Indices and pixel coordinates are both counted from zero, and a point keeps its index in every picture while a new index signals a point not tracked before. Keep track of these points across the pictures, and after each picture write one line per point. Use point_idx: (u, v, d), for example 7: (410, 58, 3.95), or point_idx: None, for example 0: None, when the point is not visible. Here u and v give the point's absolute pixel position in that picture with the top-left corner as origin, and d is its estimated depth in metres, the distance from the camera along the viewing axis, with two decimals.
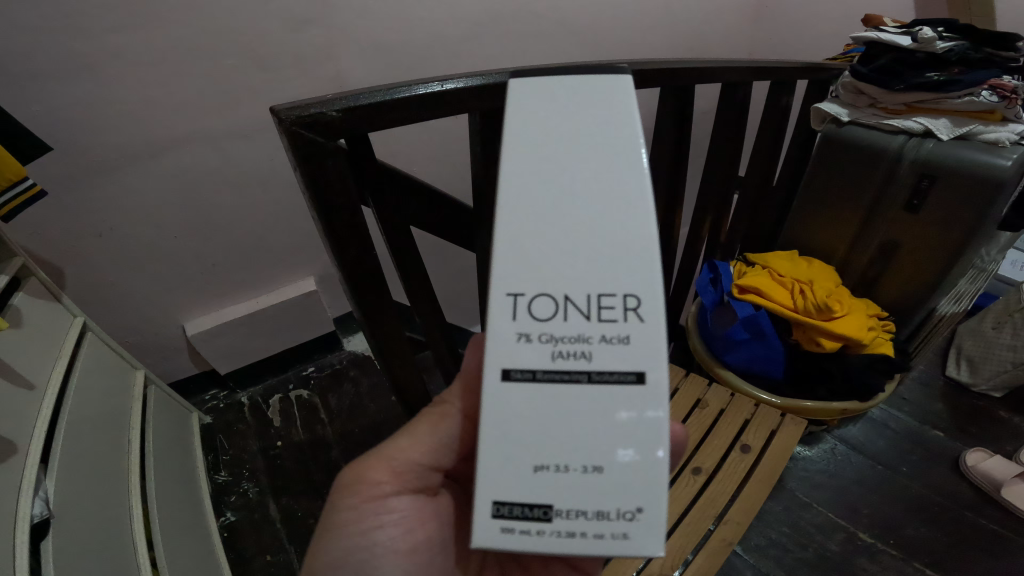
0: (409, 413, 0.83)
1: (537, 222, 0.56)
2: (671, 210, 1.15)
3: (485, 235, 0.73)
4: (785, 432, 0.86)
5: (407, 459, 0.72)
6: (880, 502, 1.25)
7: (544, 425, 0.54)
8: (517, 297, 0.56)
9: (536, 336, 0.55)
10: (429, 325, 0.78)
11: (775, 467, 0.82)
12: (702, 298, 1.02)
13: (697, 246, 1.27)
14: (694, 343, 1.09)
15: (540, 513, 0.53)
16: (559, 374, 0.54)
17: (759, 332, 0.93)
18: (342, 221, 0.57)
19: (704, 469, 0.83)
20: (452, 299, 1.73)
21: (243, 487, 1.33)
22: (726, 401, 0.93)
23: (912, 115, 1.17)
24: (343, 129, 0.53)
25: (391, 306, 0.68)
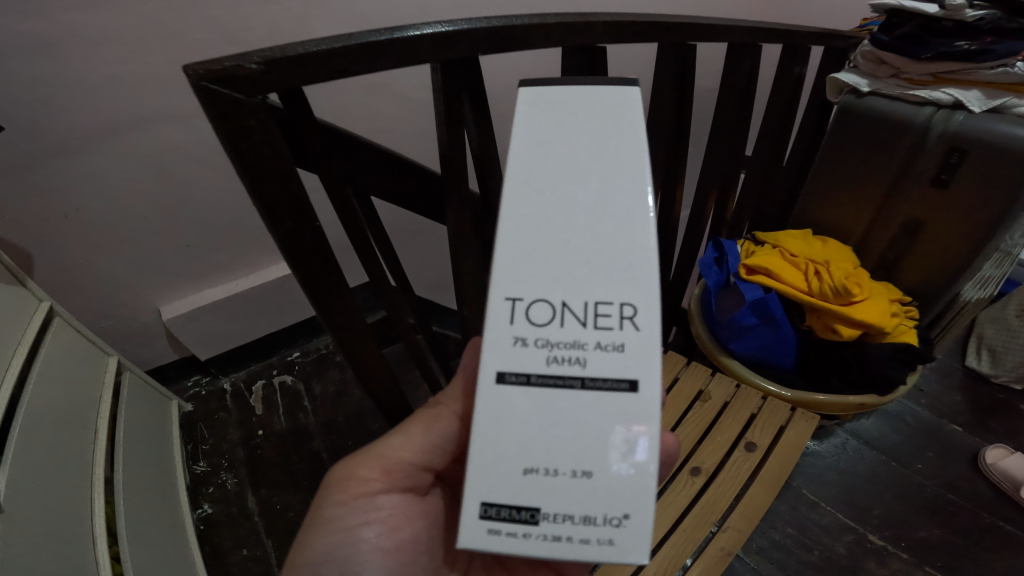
0: (381, 407, 0.75)
1: (538, 225, 0.52)
2: (674, 186, 1.04)
3: (455, 207, 0.63)
4: (796, 429, 0.77)
5: (399, 457, 0.66)
6: (891, 502, 1.17)
7: (537, 427, 0.49)
8: (515, 299, 0.51)
9: (533, 341, 0.51)
10: (395, 310, 0.70)
11: (782, 469, 0.74)
12: (706, 280, 0.92)
13: (702, 226, 1.16)
14: (699, 329, 0.98)
15: (523, 515, 0.48)
16: (555, 380, 0.49)
17: (770, 318, 0.84)
18: (278, 192, 0.49)
19: (704, 469, 0.75)
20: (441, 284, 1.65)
21: (222, 479, 1.28)
22: (732, 393, 0.84)
23: (939, 87, 1.05)
24: (268, 85, 0.44)
25: (346, 291, 0.59)
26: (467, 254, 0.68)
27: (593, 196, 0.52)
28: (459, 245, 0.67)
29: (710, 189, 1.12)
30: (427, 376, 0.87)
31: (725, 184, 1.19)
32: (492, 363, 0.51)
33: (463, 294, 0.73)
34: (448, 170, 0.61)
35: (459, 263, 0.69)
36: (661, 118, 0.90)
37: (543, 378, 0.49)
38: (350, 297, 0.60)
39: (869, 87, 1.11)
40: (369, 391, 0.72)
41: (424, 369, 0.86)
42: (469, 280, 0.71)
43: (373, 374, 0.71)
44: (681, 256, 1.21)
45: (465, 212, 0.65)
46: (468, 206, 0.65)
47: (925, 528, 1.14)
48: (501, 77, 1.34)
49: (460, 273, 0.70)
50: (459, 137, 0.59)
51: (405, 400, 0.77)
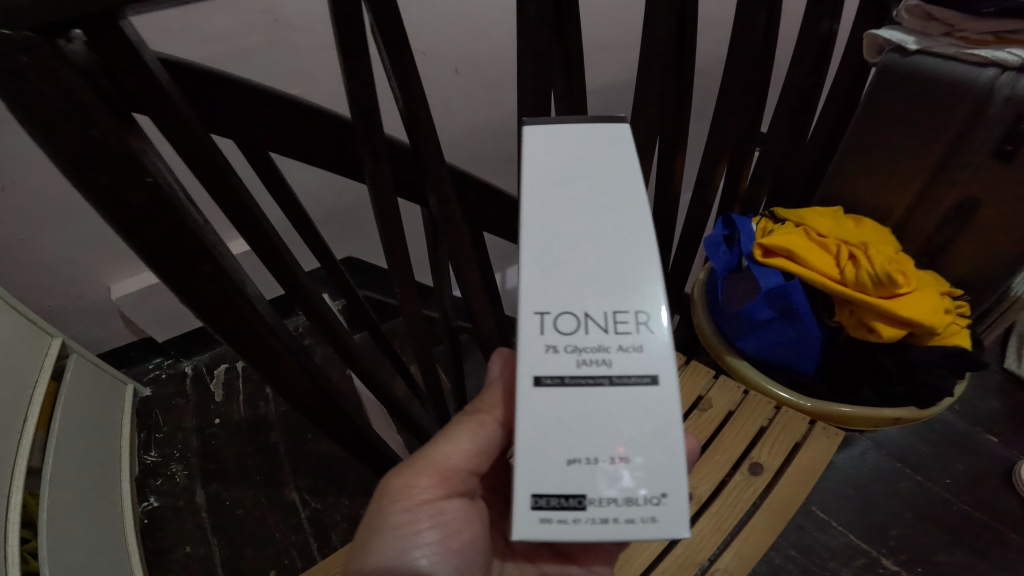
0: (291, 399, 0.63)
1: (568, 220, 0.44)
2: (672, 156, 0.87)
3: (366, 159, 0.49)
4: (813, 450, 0.61)
5: (457, 459, 0.56)
6: (913, 523, 0.96)
7: (582, 419, 0.41)
8: (546, 308, 0.42)
9: (566, 351, 0.42)
10: (289, 276, 0.58)
11: (791, 501, 0.58)
12: (711, 263, 0.76)
13: (708, 203, 0.99)
14: (700, 320, 0.81)
15: (570, 503, 0.40)
16: (586, 380, 0.41)
17: (791, 311, 0.68)
18: (88, 146, 0.37)
19: (695, 496, 0.60)
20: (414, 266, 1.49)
21: (171, 470, 1.20)
22: (737, 401, 0.66)
23: (1007, 45, 0.82)
24: (44, 16, 0.32)
25: (213, 269, 0.46)
26: (395, 224, 0.53)
27: (623, 181, 0.44)
28: (382, 212, 0.52)
29: (722, 158, 0.93)
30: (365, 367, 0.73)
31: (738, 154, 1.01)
32: (532, 371, 0.41)
33: (393, 275, 0.58)
34: (353, 110, 0.45)
35: (385, 234, 0.54)
36: (659, 67, 0.72)
37: (576, 382, 0.41)
38: (213, 282, 0.47)
39: (918, 45, 0.89)
40: (275, 385, 0.60)
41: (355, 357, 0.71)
42: (403, 256, 0.56)
43: (282, 366, 0.58)
44: (683, 236, 1.04)
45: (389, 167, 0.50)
46: (388, 160, 0.50)
47: (982, 563, 0.93)
48: (485, 34, 1.15)
49: (387, 247, 0.55)
50: (368, 71, 0.43)
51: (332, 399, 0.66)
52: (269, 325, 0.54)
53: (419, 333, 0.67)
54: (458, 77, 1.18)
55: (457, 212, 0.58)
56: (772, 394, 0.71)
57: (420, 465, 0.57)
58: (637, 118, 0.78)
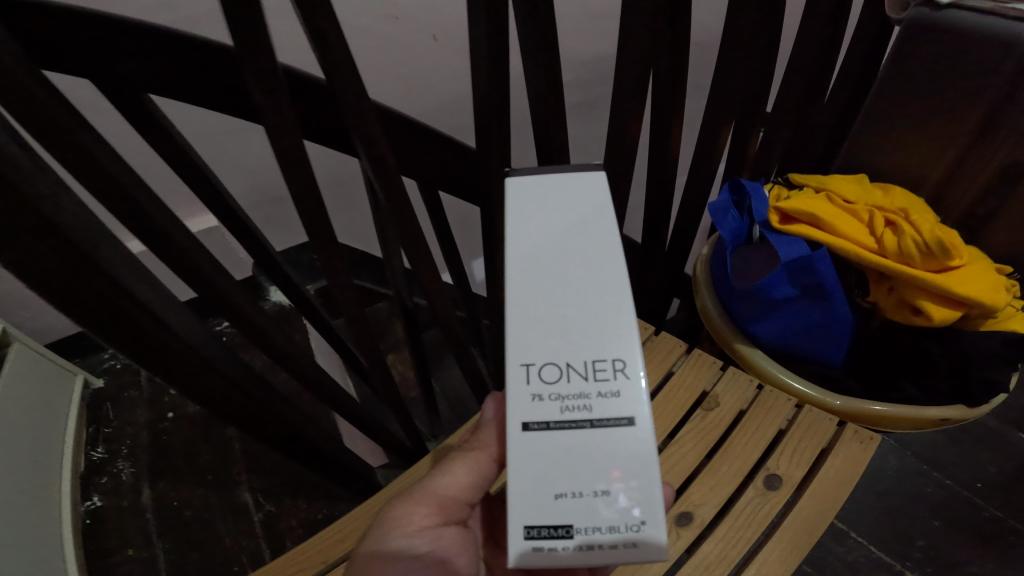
0: (170, 381, 0.50)
1: (559, 253, 0.38)
2: (669, 114, 0.74)
3: (248, 82, 0.36)
4: (843, 460, 0.48)
5: (455, 488, 0.45)
6: (955, 540, 0.79)
7: (574, 451, 0.34)
8: (530, 352, 0.36)
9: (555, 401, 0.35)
10: (165, 243, 0.43)
11: (815, 522, 0.45)
12: (719, 231, 0.62)
13: (711, 173, 0.85)
14: (704, 300, 0.67)
15: (560, 531, 0.33)
16: (573, 422, 0.35)
17: (817, 290, 0.56)
18: None
19: (695, 518, 0.46)
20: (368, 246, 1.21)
21: (117, 468, 1.10)
22: (750, 399, 0.53)
23: None
24: None
25: (29, 219, 0.34)
26: (307, 174, 0.42)
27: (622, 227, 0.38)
28: (285, 157, 0.40)
29: (728, 119, 0.80)
30: (291, 358, 0.59)
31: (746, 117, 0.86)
32: (518, 417, 0.35)
33: (310, 241, 0.46)
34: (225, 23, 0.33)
35: (294, 188, 0.42)
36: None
37: (562, 428, 0.34)
38: (37, 241, 0.35)
39: None
40: (159, 370, 0.48)
41: (273, 346, 0.56)
42: (321, 217, 0.45)
43: (168, 351, 0.47)
44: (680, 210, 0.91)
45: (289, 98, 0.38)
46: (286, 87, 0.37)
47: None
48: None
49: (296, 204, 0.43)
50: None
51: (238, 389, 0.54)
52: (141, 303, 0.42)
53: (356, 315, 0.54)
54: (436, 46, 1.03)
55: (393, 164, 0.45)
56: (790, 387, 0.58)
57: (410, 488, 0.46)
58: (626, 64, 0.64)
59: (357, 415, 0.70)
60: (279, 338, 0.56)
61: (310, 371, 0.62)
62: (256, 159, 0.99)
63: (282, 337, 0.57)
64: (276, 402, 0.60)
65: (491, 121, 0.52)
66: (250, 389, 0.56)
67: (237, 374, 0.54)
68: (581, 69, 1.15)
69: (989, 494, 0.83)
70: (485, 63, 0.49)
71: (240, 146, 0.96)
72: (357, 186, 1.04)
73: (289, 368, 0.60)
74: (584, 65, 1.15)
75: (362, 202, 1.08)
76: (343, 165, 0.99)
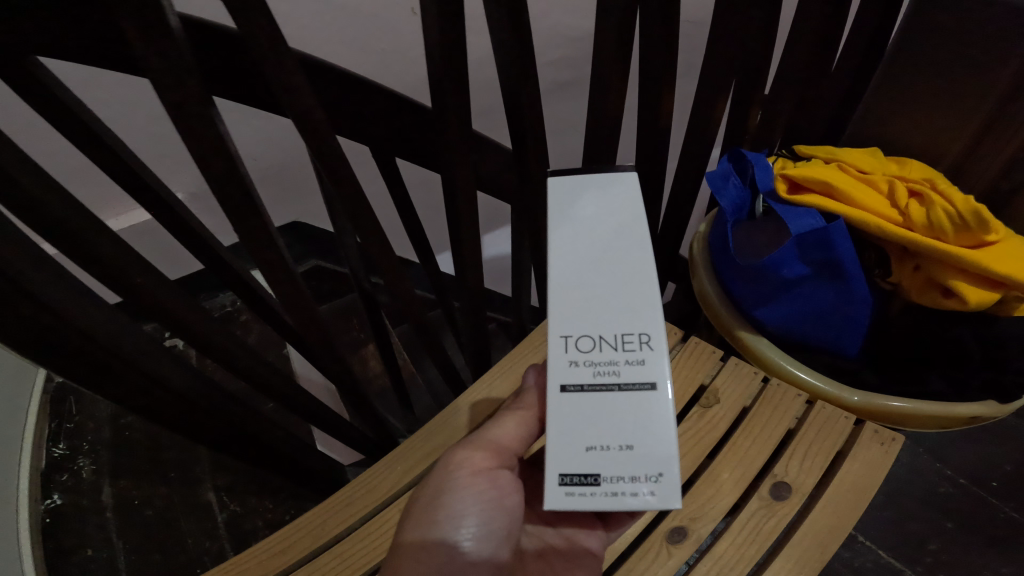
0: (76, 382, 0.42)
1: (607, 230, 0.34)
2: (660, 81, 0.66)
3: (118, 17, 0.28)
4: (861, 464, 0.41)
5: (513, 436, 0.39)
6: (977, 546, 0.72)
7: (606, 410, 0.31)
8: (576, 326, 0.32)
9: (589, 367, 0.31)
10: (34, 211, 0.34)
11: (829, 538, 0.39)
12: (719, 202, 0.55)
13: (708, 147, 0.77)
14: (702, 283, 0.59)
15: (587, 480, 0.30)
16: (606, 385, 0.31)
17: (834, 268, 0.49)
18: None
19: (689, 533, 0.40)
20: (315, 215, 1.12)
21: (77, 466, 0.99)
22: (753, 395, 0.46)
23: None
24: None
25: None
26: (210, 129, 0.34)
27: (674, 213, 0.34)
28: (178, 109, 0.32)
29: (727, 87, 0.71)
30: (219, 352, 0.48)
31: (749, 87, 0.78)
32: (556, 379, 0.32)
33: (226, 211, 0.38)
34: None
35: (191, 145, 0.34)
36: None
37: (597, 392, 0.31)
38: None
39: None
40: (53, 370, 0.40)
41: (199, 335, 0.45)
42: (234, 179, 0.37)
43: (57, 341, 0.38)
44: (673, 190, 0.83)
45: (174, 27, 0.30)
46: (171, 26, 0.30)
47: None
48: None
49: (201, 167, 0.35)
50: None
51: (160, 390, 0.46)
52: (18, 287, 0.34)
53: (294, 300, 0.46)
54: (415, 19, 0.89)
55: (323, 121, 0.38)
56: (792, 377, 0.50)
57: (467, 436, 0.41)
58: (610, 20, 0.56)
59: (314, 414, 0.61)
60: (201, 326, 0.45)
61: (254, 369, 0.52)
62: (178, 149, 0.84)
63: (204, 326, 0.45)
64: (214, 401, 0.51)
65: (444, 76, 0.44)
66: (173, 384, 0.46)
67: (149, 368, 0.44)
68: (570, 44, 1.07)
69: (1012, 496, 0.75)
70: (433, 3, 0.41)
71: (161, 130, 0.81)
72: (294, 151, 0.95)
73: (223, 364, 0.50)
74: (572, 39, 1.06)
75: (302, 168, 0.99)
76: (271, 126, 0.89)
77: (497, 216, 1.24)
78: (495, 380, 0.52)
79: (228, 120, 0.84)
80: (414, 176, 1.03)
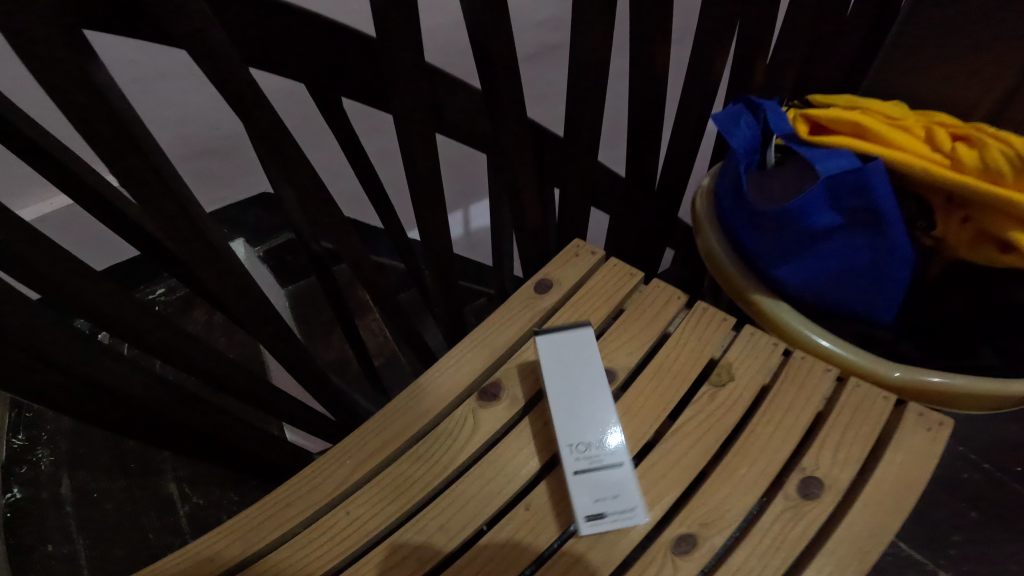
0: None
1: None
2: (654, 25, 0.57)
3: None
4: (905, 455, 0.34)
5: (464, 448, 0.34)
6: (1008, 542, 0.65)
7: None
8: (573, 429, 0.34)
9: (586, 457, 0.33)
10: None
11: (868, 543, 0.31)
12: (730, 143, 0.47)
13: (708, 105, 0.68)
14: (707, 241, 0.51)
15: None
16: (604, 464, 0.33)
17: (871, 218, 0.41)
18: None
19: (701, 543, 0.31)
20: (251, 188, 0.96)
21: (35, 458, 0.89)
22: (773, 371, 0.38)
23: None
24: None
25: None
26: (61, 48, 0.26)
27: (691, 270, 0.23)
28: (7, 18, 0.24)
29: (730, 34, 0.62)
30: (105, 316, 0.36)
31: (754, 37, 0.68)
32: None
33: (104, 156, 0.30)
34: None
35: (35, 68, 0.26)
36: None
37: None
38: None
39: None
40: None
41: (77, 297, 0.34)
42: (99, 111, 0.28)
43: None
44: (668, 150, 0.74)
45: None
46: None
47: None
48: None
49: (54, 98, 0.27)
50: None
51: (49, 382, 0.36)
52: None
53: (212, 265, 0.37)
54: None
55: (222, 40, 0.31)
56: (815, 348, 0.42)
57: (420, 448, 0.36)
58: None
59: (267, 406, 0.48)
60: (90, 289, 0.34)
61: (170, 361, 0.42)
62: (64, 122, 0.69)
63: (90, 285, 0.34)
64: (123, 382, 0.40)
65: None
66: (64, 362, 0.36)
67: (13, 335, 0.33)
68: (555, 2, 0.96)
69: None
70: None
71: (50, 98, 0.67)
72: (209, 104, 0.80)
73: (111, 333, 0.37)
74: None
75: (221, 125, 0.83)
76: (172, 73, 0.74)
77: (476, 187, 1.14)
78: (466, 353, 0.39)
79: (116, 70, 0.70)
80: (369, 134, 0.92)
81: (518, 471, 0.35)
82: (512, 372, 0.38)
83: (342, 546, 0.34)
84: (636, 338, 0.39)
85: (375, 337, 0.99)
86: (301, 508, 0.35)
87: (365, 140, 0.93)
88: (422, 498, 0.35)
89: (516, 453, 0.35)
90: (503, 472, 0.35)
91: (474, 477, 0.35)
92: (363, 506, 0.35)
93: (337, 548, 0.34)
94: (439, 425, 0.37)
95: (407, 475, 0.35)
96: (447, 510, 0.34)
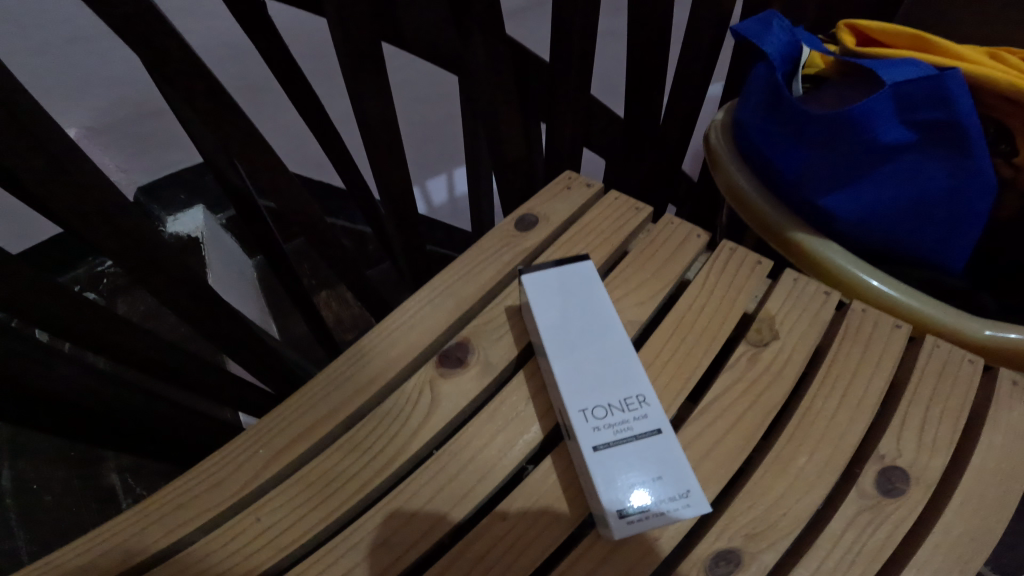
0: None
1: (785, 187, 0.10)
2: None
3: None
4: (1004, 433, 0.26)
5: (416, 428, 0.27)
6: None
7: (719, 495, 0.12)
8: (578, 399, 0.24)
9: (609, 426, 0.24)
10: None
11: (969, 551, 0.23)
12: (764, 49, 0.38)
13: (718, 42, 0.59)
14: (730, 174, 0.41)
15: None
16: (635, 434, 0.24)
17: (951, 134, 0.33)
18: None
19: (747, 562, 0.23)
20: (183, 145, 0.74)
21: None
22: (828, 329, 0.29)
23: None
24: None
25: None
26: None
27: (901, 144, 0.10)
28: None
29: None
30: None
31: None
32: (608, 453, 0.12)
33: None
34: None
35: None
36: None
37: None
38: None
39: None
40: None
41: None
42: None
43: None
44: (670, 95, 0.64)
45: None
46: None
47: None
48: None
49: None
50: None
51: None
52: None
53: (76, 195, 0.27)
54: None
55: None
56: (875, 297, 0.33)
57: (365, 424, 0.27)
58: None
59: (204, 390, 0.39)
60: None
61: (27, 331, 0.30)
62: None
63: None
64: (26, 372, 0.29)
65: None
66: None
67: None
68: None
69: None
70: None
71: None
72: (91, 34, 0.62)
73: None
74: None
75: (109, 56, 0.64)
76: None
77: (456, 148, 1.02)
78: (425, 307, 0.30)
79: None
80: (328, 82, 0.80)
81: (492, 458, 0.26)
82: (500, 315, 0.30)
83: (252, 565, 0.25)
84: (645, 285, 0.30)
85: (348, 308, 0.89)
86: (197, 513, 0.26)
87: (319, 87, 0.80)
88: (359, 502, 0.26)
89: (487, 440, 0.26)
90: (470, 466, 0.26)
91: (430, 472, 0.26)
92: (278, 511, 0.26)
93: (245, 567, 0.25)
94: (386, 400, 0.28)
95: (341, 469, 0.26)
96: (391, 520, 0.25)
